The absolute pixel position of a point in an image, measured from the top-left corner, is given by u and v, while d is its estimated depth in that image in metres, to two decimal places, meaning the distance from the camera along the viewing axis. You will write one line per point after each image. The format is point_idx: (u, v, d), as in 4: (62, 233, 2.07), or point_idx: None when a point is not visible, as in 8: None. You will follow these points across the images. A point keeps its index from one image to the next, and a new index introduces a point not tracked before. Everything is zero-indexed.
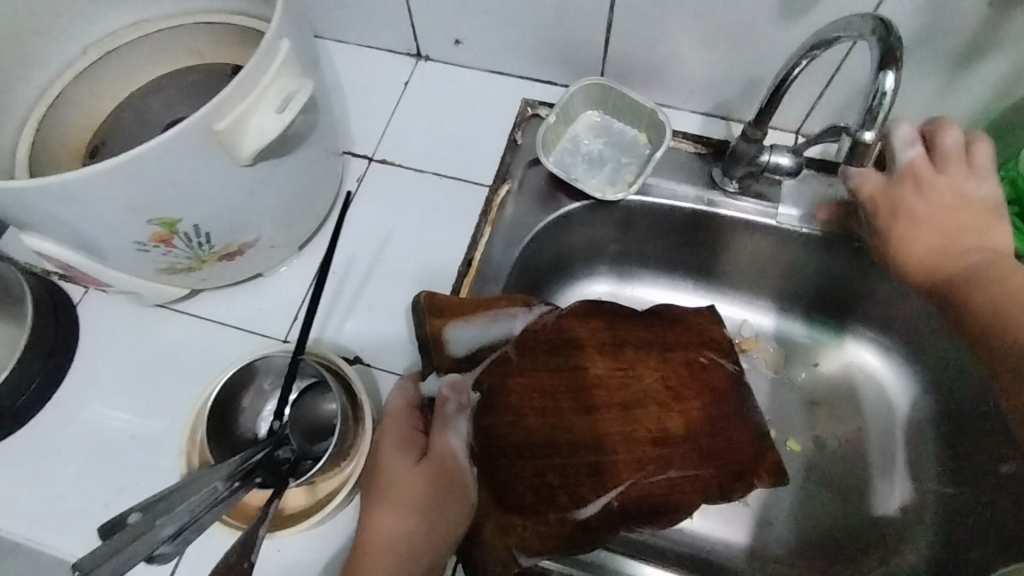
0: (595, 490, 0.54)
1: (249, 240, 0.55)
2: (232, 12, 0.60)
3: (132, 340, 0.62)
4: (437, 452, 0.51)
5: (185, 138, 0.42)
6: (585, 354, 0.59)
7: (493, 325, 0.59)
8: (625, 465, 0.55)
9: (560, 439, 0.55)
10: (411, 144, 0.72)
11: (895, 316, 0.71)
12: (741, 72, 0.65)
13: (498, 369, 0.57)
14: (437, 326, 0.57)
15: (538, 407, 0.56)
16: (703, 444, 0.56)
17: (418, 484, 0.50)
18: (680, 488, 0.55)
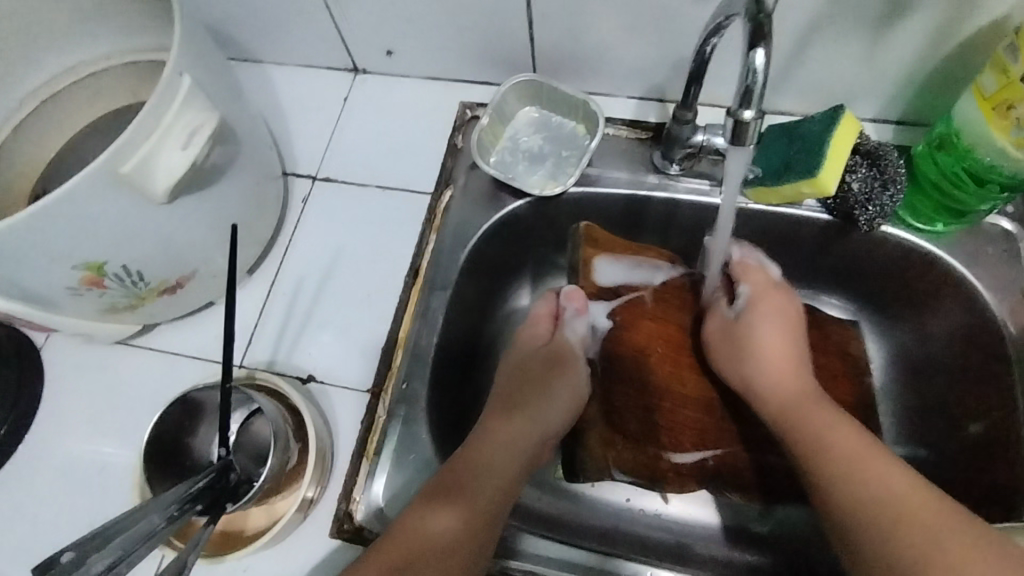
0: (702, 444, 0.61)
1: (187, 273, 0.57)
2: (156, 50, 0.62)
3: (94, 377, 0.64)
4: (564, 348, 0.64)
5: (91, 184, 0.44)
6: None
7: (636, 268, 0.67)
8: (731, 431, 0.61)
9: (681, 390, 0.62)
10: (354, 159, 0.73)
11: (869, 269, 0.66)
12: (667, 54, 0.64)
13: (629, 307, 0.65)
14: (589, 254, 0.66)
15: (671, 361, 0.62)
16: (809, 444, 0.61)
17: (547, 389, 0.62)
18: (772, 471, 0.61)
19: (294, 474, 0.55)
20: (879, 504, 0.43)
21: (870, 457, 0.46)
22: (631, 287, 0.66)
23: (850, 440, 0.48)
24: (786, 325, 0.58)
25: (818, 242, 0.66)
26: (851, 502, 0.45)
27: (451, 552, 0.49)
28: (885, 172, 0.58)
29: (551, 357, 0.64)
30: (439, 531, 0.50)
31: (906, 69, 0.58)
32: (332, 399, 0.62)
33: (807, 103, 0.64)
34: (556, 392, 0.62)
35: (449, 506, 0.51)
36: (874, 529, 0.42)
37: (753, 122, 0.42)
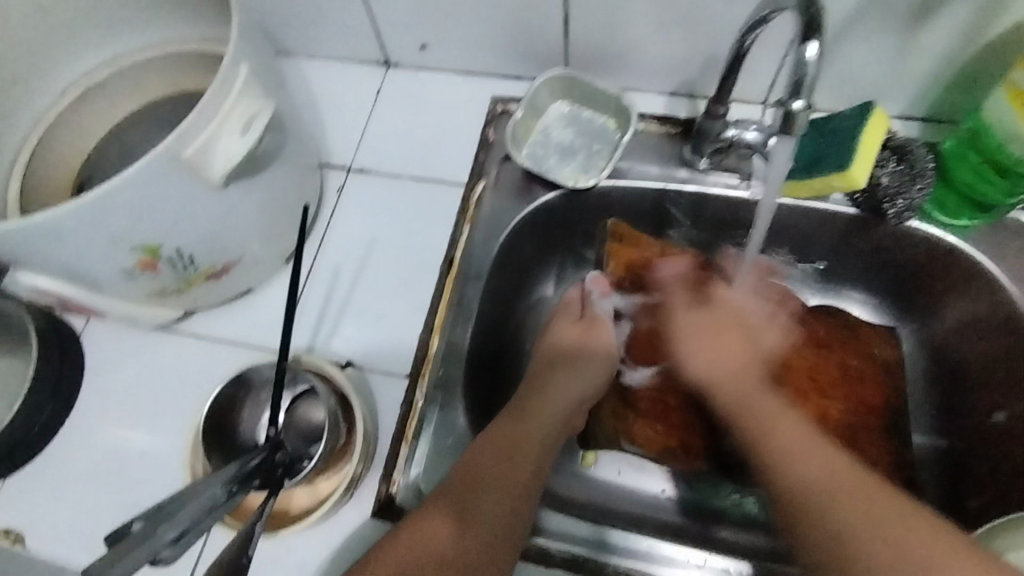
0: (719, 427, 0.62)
1: (233, 258, 0.58)
2: (199, 40, 0.63)
3: (135, 362, 0.65)
4: (594, 322, 0.64)
5: (154, 168, 0.45)
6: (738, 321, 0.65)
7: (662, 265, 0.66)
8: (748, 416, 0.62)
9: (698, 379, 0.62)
10: (387, 151, 0.74)
11: (895, 262, 0.68)
12: (699, 51, 0.65)
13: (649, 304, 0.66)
14: (613, 249, 0.66)
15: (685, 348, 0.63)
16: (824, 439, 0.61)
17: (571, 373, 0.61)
18: None
19: (341, 454, 0.56)
20: (813, 485, 0.46)
21: (822, 457, 0.48)
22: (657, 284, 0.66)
23: (795, 433, 0.51)
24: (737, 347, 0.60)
25: (847, 237, 0.67)
26: (835, 544, 0.43)
27: (478, 520, 0.50)
28: (915, 167, 0.60)
29: (577, 338, 0.64)
30: (463, 499, 0.51)
31: (935, 67, 0.60)
32: (370, 384, 0.63)
33: (836, 99, 0.66)
34: (581, 373, 0.62)
35: (485, 485, 0.51)
36: (821, 498, 0.45)
37: (802, 113, 0.43)
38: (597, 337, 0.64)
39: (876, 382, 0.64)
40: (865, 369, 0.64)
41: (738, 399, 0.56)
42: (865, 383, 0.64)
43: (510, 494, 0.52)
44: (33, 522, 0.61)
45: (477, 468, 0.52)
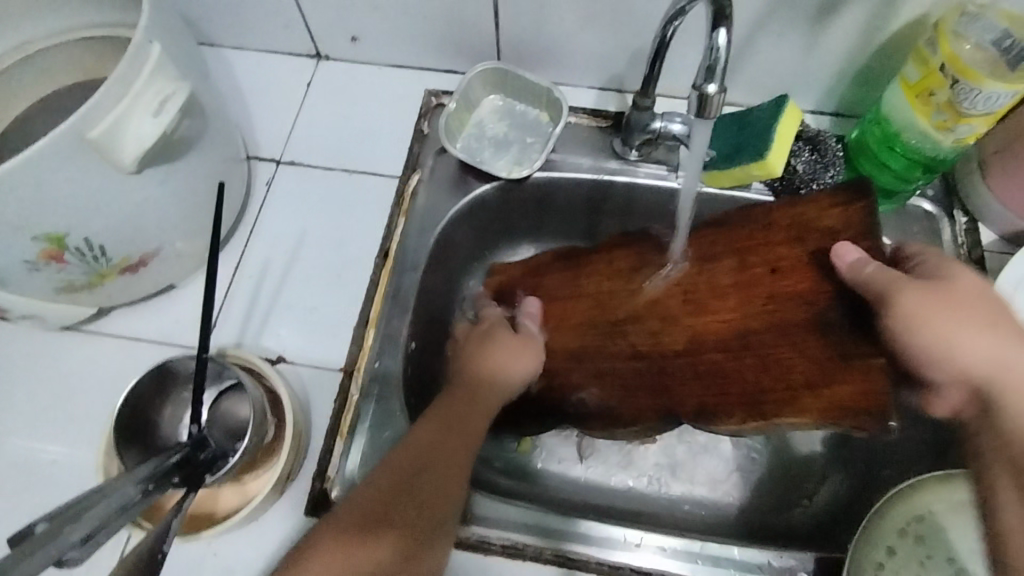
0: (590, 386, 0.60)
1: (150, 250, 0.55)
2: (112, 24, 0.60)
3: (43, 365, 0.61)
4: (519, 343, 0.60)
5: (57, 148, 0.43)
6: (596, 275, 0.63)
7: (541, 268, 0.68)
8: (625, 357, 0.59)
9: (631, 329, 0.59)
10: (318, 144, 0.73)
11: None
12: (625, 46, 0.67)
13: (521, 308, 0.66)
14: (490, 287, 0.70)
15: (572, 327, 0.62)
16: (745, 356, 0.53)
17: (489, 390, 0.56)
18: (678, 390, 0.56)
19: (269, 448, 0.54)
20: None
21: None
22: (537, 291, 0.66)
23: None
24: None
25: None
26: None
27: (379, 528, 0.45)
28: (826, 158, 0.64)
29: (487, 349, 0.59)
30: (362, 512, 0.46)
31: (840, 63, 0.64)
32: (302, 380, 0.61)
33: (753, 93, 0.69)
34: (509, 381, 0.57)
35: (395, 487, 0.47)
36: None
37: (715, 97, 0.45)
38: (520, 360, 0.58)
39: (760, 303, 0.54)
40: (752, 292, 0.55)
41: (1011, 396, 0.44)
42: (751, 303, 0.54)
43: (436, 501, 0.48)
44: None
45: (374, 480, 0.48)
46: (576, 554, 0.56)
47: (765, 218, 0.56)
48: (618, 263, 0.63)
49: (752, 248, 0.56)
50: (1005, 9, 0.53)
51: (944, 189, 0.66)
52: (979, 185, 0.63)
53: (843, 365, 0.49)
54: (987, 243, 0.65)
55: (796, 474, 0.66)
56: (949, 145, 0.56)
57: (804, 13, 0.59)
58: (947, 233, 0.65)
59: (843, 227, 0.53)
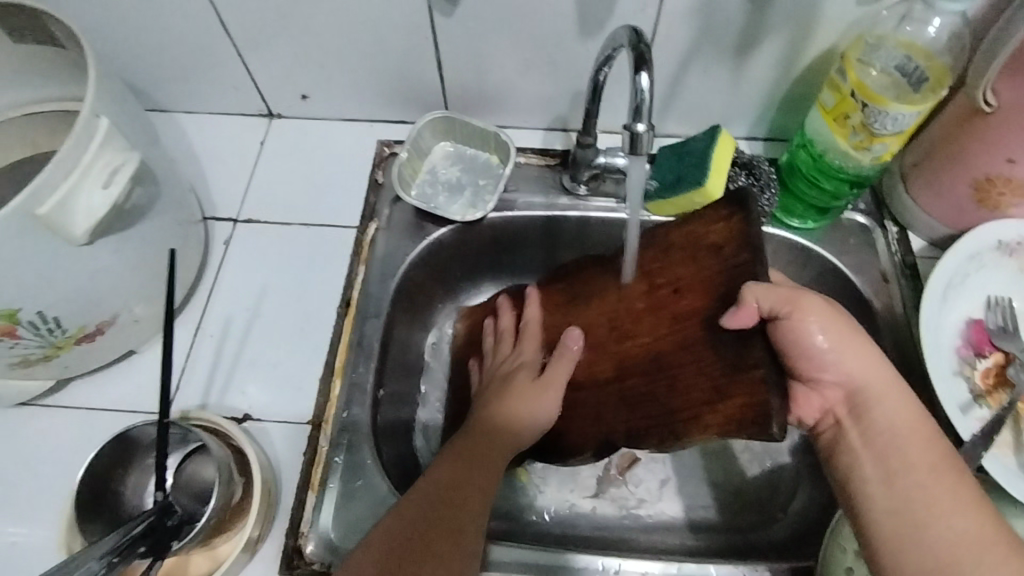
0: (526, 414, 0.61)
1: (108, 318, 0.55)
2: (61, 99, 0.61)
3: (2, 443, 0.60)
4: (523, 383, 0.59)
5: (6, 226, 0.43)
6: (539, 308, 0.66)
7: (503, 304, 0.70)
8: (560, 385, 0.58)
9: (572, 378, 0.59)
10: (275, 200, 0.74)
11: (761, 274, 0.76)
12: (565, 89, 0.71)
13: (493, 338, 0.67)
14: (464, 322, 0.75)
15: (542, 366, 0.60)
16: (659, 386, 0.51)
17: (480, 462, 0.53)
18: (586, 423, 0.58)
19: (238, 510, 0.53)
20: (932, 494, 0.43)
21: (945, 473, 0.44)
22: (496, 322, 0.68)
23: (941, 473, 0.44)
24: (869, 351, 0.48)
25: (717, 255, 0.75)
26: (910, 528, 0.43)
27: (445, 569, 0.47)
28: (761, 180, 0.68)
29: (501, 406, 0.58)
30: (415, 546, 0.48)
31: (766, 91, 0.68)
32: (270, 437, 0.61)
33: (689, 125, 0.73)
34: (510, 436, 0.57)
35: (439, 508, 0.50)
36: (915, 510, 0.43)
37: (644, 135, 0.48)
38: (537, 405, 0.57)
39: (670, 316, 0.52)
40: (657, 302, 0.54)
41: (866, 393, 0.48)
42: (666, 318, 0.52)
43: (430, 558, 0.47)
44: None
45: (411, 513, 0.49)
46: None
47: (664, 240, 0.54)
48: (558, 298, 0.65)
49: (659, 271, 0.54)
50: (903, 37, 0.57)
51: (874, 202, 0.71)
52: (904, 196, 0.66)
53: (735, 377, 0.44)
54: (918, 250, 0.68)
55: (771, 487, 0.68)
56: (869, 163, 0.60)
57: (727, 49, 0.64)
58: (880, 239, 0.69)
59: (726, 241, 0.49)
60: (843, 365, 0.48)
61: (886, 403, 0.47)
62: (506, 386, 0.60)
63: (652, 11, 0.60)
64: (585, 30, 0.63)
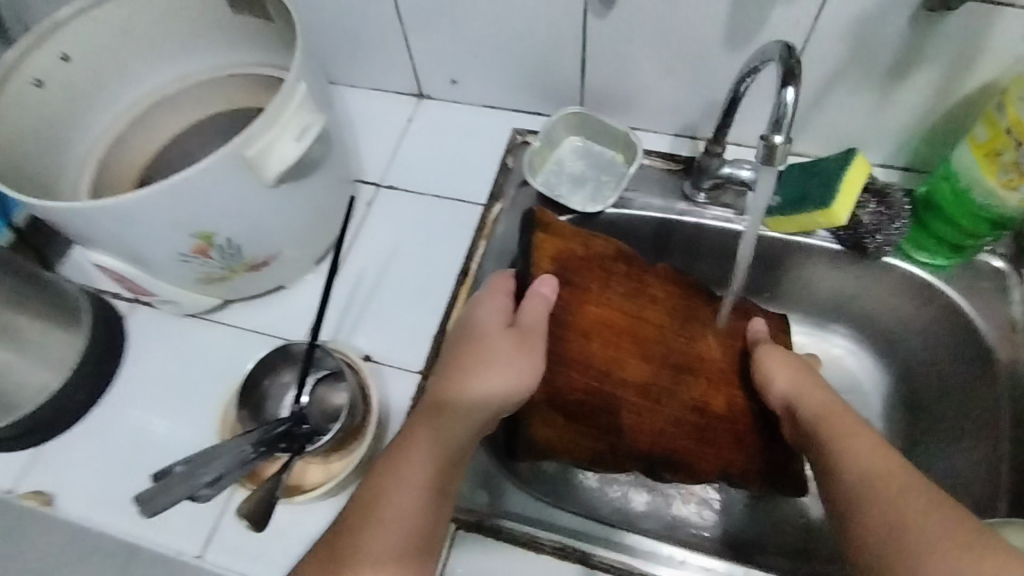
0: (592, 384, 0.64)
1: (273, 253, 0.64)
2: (261, 64, 0.71)
3: (174, 344, 0.71)
4: (495, 343, 0.60)
5: (222, 164, 0.52)
6: (639, 294, 0.68)
7: (591, 256, 0.67)
8: (636, 367, 0.65)
9: (621, 374, 0.65)
10: (414, 172, 0.81)
11: (885, 313, 0.75)
12: (701, 98, 0.73)
13: (573, 291, 0.66)
14: (540, 237, 0.67)
15: (610, 345, 0.65)
16: (711, 437, 0.65)
17: (441, 424, 0.57)
18: (675, 437, 0.65)
19: (357, 433, 0.60)
20: (899, 505, 0.44)
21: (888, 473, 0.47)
22: (579, 272, 0.66)
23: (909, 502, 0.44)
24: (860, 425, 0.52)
25: (847, 285, 0.75)
26: (894, 540, 0.43)
27: (429, 547, 0.53)
28: (892, 210, 0.66)
29: (460, 369, 0.59)
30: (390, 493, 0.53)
31: (911, 121, 0.67)
32: (386, 378, 0.68)
33: (822, 146, 0.73)
34: (463, 395, 0.58)
35: (413, 446, 0.55)
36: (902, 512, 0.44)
37: (780, 147, 0.49)
38: (474, 382, 0.58)
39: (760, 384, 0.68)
40: None
41: (836, 431, 0.52)
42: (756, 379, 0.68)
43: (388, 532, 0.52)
44: (71, 485, 0.66)
45: (393, 455, 0.55)
46: (598, 555, 0.61)
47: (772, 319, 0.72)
48: (663, 295, 0.69)
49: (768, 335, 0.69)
50: None
51: (1015, 249, 0.68)
52: None
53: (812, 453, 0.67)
54: None
55: None
56: (1016, 205, 0.58)
57: (876, 73, 0.63)
58: (1016, 287, 0.67)
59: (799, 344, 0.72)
60: (871, 432, 0.51)
61: (844, 462, 0.50)
62: (467, 351, 0.60)
63: (805, 29, 0.61)
64: (733, 42, 0.65)
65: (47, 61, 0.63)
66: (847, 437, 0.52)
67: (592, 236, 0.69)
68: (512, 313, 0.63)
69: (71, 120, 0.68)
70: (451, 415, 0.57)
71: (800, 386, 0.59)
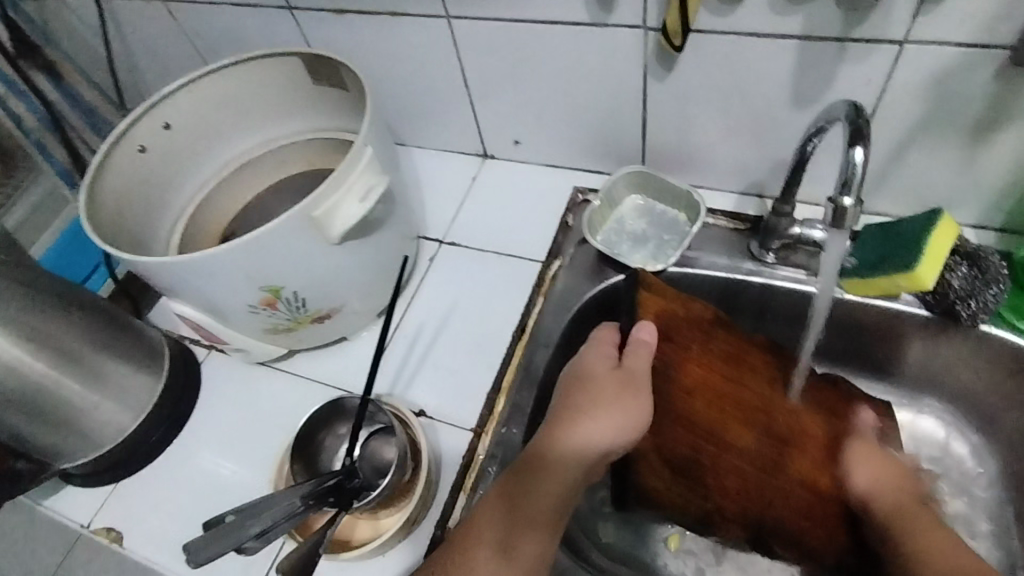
0: (694, 446, 0.62)
1: (336, 306, 0.67)
2: (337, 129, 0.77)
3: (241, 390, 0.75)
4: (599, 390, 0.58)
5: (291, 223, 0.56)
6: (744, 360, 0.65)
7: (692, 315, 0.66)
8: (741, 432, 0.62)
9: (723, 437, 0.62)
10: (476, 229, 0.83)
11: (994, 391, 0.67)
12: (767, 156, 0.71)
13: (676, 350, 0.65)
14: (643, 296, 0.66)
15: (714, 408, 0.63)
16: (821, 521, 0.60)
17: (541, 475, 0.54)
18: (783, 509, 0.61)
19: (405, 490, 0.60)
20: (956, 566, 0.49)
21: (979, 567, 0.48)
22: (679, 331, 0.65)
23: (956, 553, 0.50)
24: (892, 471, 0.58)
25: (953, 362, 0.68)
26: None
27: None
28: (988, 274, 0.60)
29: (563, 415, 0.57)
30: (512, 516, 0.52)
31: (1005, 179, 0.62)
32: (439, 435, 0.68)
33: (903, 205, 0.68)
34: (566, 444, 0.55)
35: (543, 478, 0.53)
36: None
37: (850, 208, 0.48)
38: (589, 428, 0.55)
39: None
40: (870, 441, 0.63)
41: (911, 525, 0.53)
42: None
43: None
44: (139, 523, 0.69)
45: (510, 483, 0.54)
46: None
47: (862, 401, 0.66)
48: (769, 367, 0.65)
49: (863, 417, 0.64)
50: None
51: None
52: None
53: None
54: None
55: None
56: None
57: (961, 129, 0.59)
58: None
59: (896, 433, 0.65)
60: (863, 477, 0.58)
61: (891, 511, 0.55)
62: (569, 397, 0.58)
63: (878, 87, 0.58)
64: (799, 100, 0.63)
65: (151, 129, 0.70)
66: (883, 496, 0.56)
67: (692, 299, 0.67)
68: (618, 361, 0.61)
69: (169, 182, 0.75)
70: (551, 462, 0.54)
71: (880, 482, 0.57)
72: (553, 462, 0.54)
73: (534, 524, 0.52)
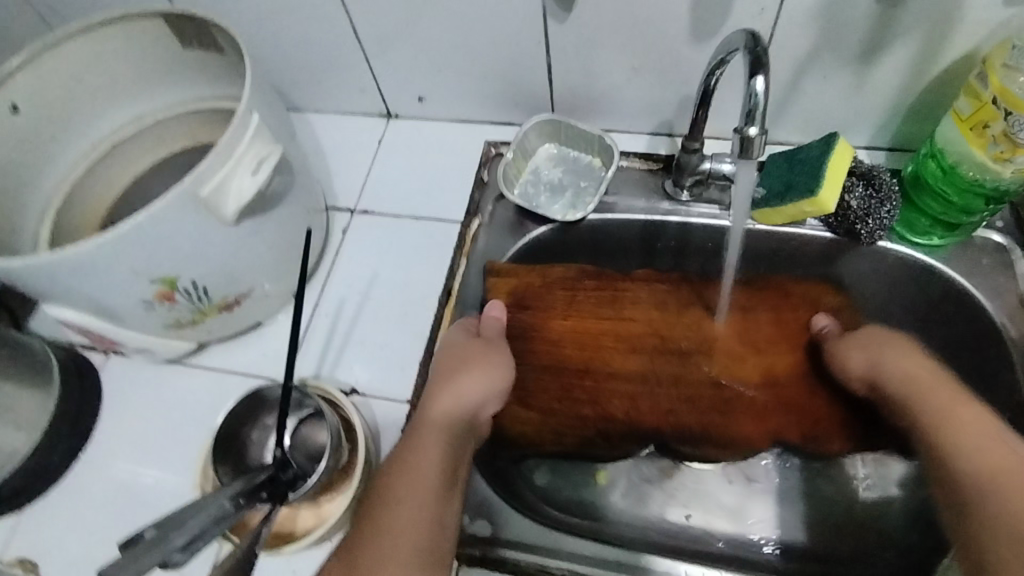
0: (576, 390, 0.68)
1: (244, 291, 0.62)
2: (221, 98, 0.69)
3: (150, 393, 0.69)
4: (460, 356, 0.60)
5: (175, 205, 0.50)
6: (623, 299, 0.70)
7: (554, 277, 0.71)
8: (628, 361, 0.68)
9: (609, 369, 0.68)
10: (388, 194, 0.79)
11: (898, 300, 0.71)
12: (674, 93, 0.71)
13: (542, 312, 0.70)
14: (494, 282, 0.70)
15: (591, 347, 0.69)
16: (747, 411, 0.67)
17: (426, 435, 0.54)
18: (695, 414, 0.67)
19: (343, 473, 0.59)
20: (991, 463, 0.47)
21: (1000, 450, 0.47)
22: (535, 300, 0.70)
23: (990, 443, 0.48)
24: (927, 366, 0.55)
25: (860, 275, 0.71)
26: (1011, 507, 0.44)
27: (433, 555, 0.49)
28: (882, 193, 0.64)
29: (435, 384, 0.58)
30: (427, 466, 0.52)
31: (892, 99, 0.65)
32: (375, 411, 0.66)
33: (803, 132, 0.71)
34: (442, 406, 0.56)
35: (422, 439, 0.54)
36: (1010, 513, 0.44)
37: (756, 137, 0.49)
38: (468, 387, 0.58)
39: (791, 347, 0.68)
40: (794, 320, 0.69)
41: (950, 410, 0.51)
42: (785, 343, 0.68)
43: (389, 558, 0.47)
44: (51, 549, 0.63)
45: (421, 438, 0.54)
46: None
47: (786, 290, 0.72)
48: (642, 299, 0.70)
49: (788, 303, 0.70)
50: None
51: (1012, 221, 0.66)
52: None
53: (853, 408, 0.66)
54: None
55: (864, 526, 0.67)
56: (1010, 176, 0.55)
57: (850, 53, 0.61)
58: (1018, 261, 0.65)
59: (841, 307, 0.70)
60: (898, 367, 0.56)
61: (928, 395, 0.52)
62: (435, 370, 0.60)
63: (772, 15, 0.59)
64: (700, 34, 0.63)
65: None
66: (921, 383, 0.54)
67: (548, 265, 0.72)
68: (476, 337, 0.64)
69: (27, 172, 0.66)
70: (435, 421, 0.55)
71: (911, 371, 0.55)
72: (432, 425, 0.55)
73: (435, 482, 0.51)
